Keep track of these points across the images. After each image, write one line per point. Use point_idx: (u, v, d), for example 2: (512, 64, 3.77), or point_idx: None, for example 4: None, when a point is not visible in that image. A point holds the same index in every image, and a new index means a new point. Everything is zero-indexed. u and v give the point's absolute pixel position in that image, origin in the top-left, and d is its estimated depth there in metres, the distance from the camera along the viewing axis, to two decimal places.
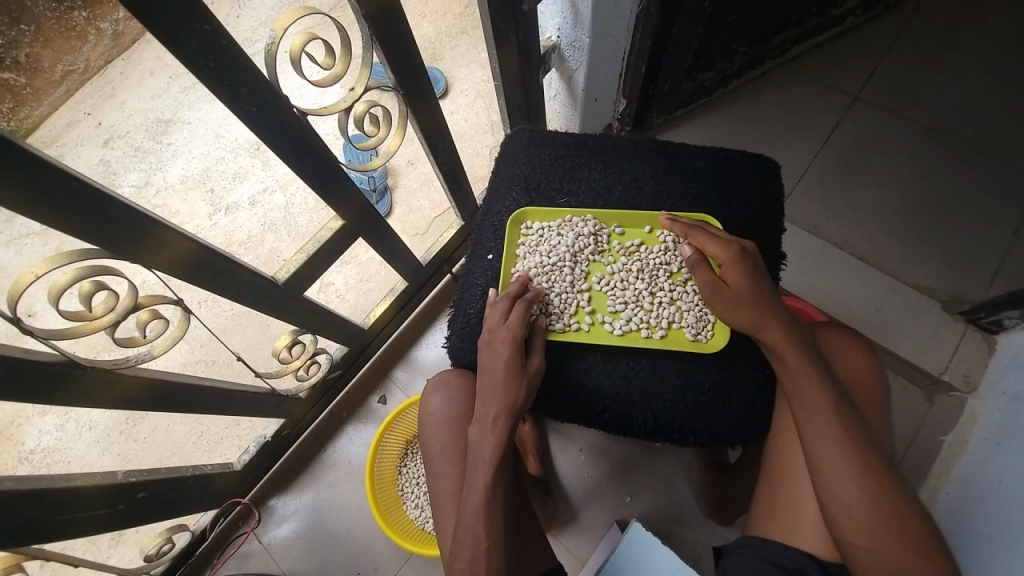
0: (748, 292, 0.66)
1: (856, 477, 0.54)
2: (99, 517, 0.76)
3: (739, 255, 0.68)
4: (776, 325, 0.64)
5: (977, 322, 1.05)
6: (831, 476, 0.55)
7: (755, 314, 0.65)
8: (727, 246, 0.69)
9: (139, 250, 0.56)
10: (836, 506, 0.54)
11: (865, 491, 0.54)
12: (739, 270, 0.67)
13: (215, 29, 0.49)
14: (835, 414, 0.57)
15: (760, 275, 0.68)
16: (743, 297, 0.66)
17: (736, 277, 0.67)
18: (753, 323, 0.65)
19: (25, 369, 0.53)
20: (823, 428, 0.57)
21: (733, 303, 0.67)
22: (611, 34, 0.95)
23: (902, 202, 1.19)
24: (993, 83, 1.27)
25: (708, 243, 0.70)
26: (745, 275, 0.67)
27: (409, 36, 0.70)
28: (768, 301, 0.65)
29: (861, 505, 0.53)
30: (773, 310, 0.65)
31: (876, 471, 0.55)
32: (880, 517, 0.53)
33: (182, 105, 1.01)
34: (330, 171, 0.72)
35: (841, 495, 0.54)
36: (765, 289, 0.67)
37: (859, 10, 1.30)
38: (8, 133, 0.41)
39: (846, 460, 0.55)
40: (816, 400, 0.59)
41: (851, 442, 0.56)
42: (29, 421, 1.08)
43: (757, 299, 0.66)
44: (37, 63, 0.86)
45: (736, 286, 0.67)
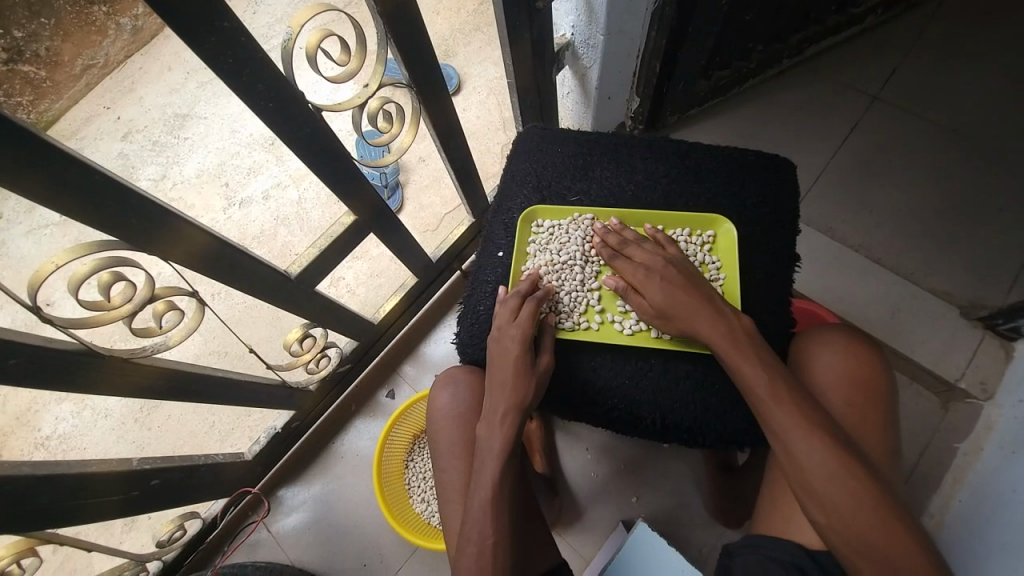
0: (670, 299, 0.68)
1: (829, 466, 0.52)
2: (113, 503, 0.78)
3: (654, 269, 0.70)
4: (706, 327, 0.65)
5: (995, 329, 1.02)
6: (802, 468, 0.53)
7: (682, 326, 0.67)
8: (638, 264, 0.71)
9: (156, 242, 0.58)
10: (814, 499, 0.52)
11: (840, 479, 0.52)
12: (656, 284, 0.69)
13: (233, 25, 0.49)
14: (795, 405, 0.56)
15: (675, 283, 0.69)
16: (666, 310, 0.68)
17: (652, 292, 0.69)
18: (683, 332, 0.67)
19: (45, 357, 0.55)
20: (786, 422, 0.56)
21: (660, 314, 0.69)
22: (625, 32, 0.95)
23: (920, 205, 1.16)
24: (1018, 85, 1.24)
25: (625, 264, 0.72)
26: (661, 289, 0.69)
27: (423, 33, 0.71)
28: (694, 306, 0.67)
29: (839, 495, 0.51)
30: (703, 312, 0.66)
31: (847, 457, 0.53)
32: (861, 506, 0.50)
33: (199, 100, 1.04)
34: (343, 167, 0.73)
35: (816, 486, 0.52)
36: (690, 291, 0.68)
37: (879, 9, 1.27)
38: (31, 125, 0.42)
39: (813, 449, 0.53)
40: (770, 392, 0.58)
41: (816, 427, 0.55)
42: (47, 408, 1.10)
43: (678, 309, 0.67)
44: (57, 57, 0.88)
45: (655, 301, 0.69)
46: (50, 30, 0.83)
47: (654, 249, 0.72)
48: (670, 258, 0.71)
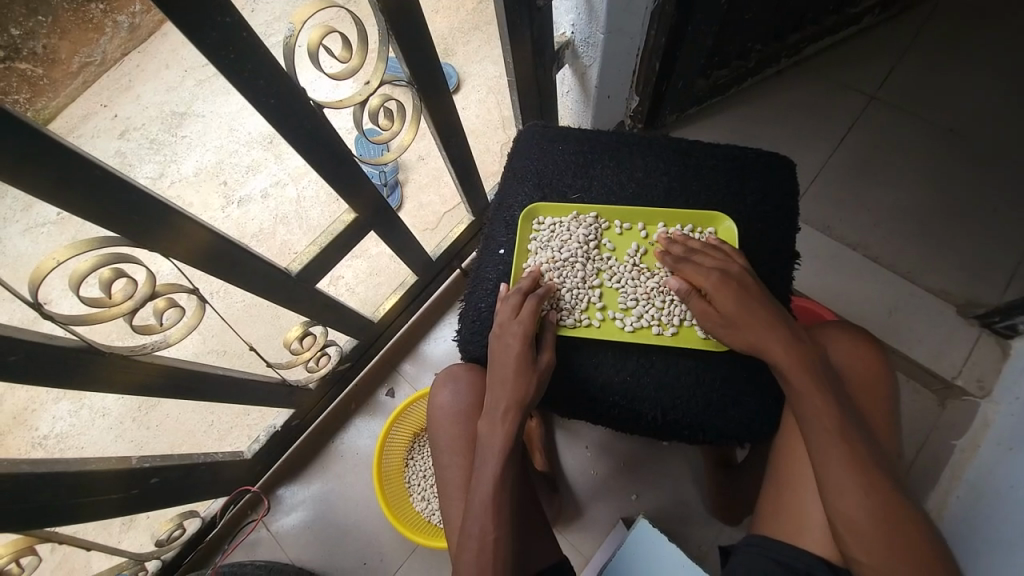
0: (738, 310, 0.66)
1: (866, 495, 0.53)
2: (113, 501, 0.78)
3: (724, 277, 0.69)
4: (774, 343, 0.63)
5: (992, 327, 1.03)
6: (837, 493, 0.54)
7: (751, 336, 0.65)
8: (709, 271, 0.70)
9: (156, 238, 0.57)
10: (843, 522, 0.54)
11: (872, 509, 0.53)
12: (726, 292, 0.67)
13: (236, 21, 0.49)
14: (841, 430, 0.57)
15: (750, 293, 0.67)
16: (739, 320, 0.66)
17: (723, 300, 0.67)
18: (749, 345, 0.65)
19: (45, 353, 0.55)
20: (829, 447, 0.56)
21: (728, 325, 0.67)
22: (625, 30, 0.95)
23: (918, 204, 1.17)
24: (1013, 85, 1.25)
25: (691, 272, 0.72)
26: (734, 297, 0.67)
27: (425, 31, 0.71)
28: (764, 318, 0.65)
29: (869, 524, 0.53)
30: (770, 327, 0.64)
31: (883, 487, 0.54)
32: (888, 536, 0.52)
33: (197, 99, 0.99)
34: (344, 164, 0.73)
35: (848, 513, 0.53)
36: (759, 306, 0.66)
37: (877, 9, 1.28)
38: (32, 121, 0.42)
39: (852, 477, 0.54)
40: (821, 418, 0.58)
41: (856, 454, 0.55)
42: (43, 407, 1.10)
43: (750, 318, 0.65)
44: (54, 55, 0.89)
45: (723, 309, 0.67)
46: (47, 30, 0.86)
47: (726, 257, 0.71)
48: (742, 267, 0.70)
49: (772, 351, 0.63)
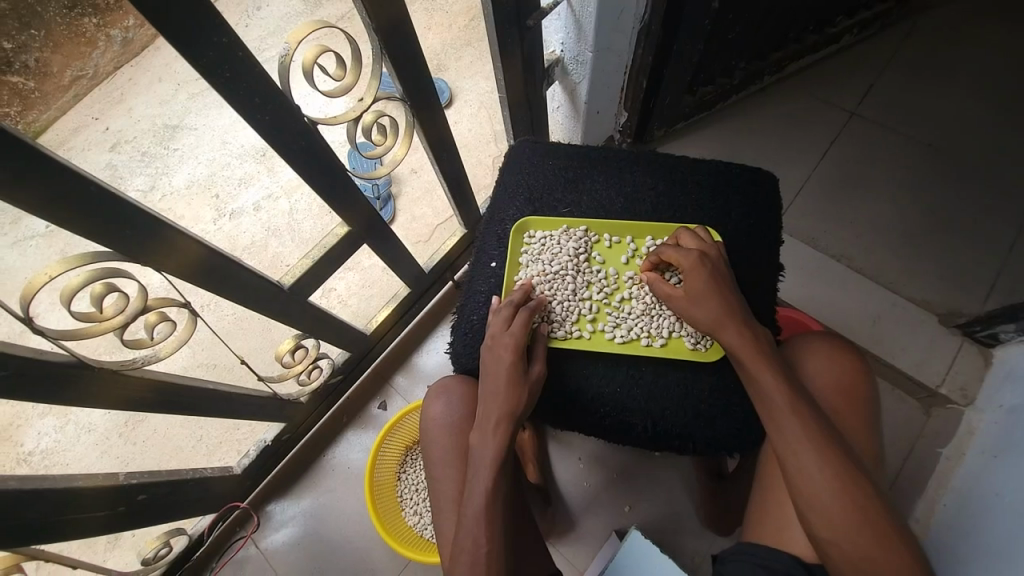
0: (704, 295, 0.68)
1: (828, 475, 0.54)
2: (99, 519, 0.77)
3: (702, 261, 0.69)
4: (736, 328, 0.65)
5: (974, 336, 1.05)
6: (801, 475, 0.55)
7: (712, 318, 0.66)
8: (688, 254, 0.70)
9: (148, 252, 0.58)
10: (806, 503, 0.54)
11: (842, 495, 0.53)
12: (701, 276, 0.68)
13: (232, 41, 0.50)
14: (803, 412, 0.58)
15: (719, 279, 0.69)
16: (705, 303, 0.67)
17: (694, 281, 0.68)
18: (710, 326, 0.66)
19: (36, 369, 0.54)
20: (792, 429, 0.57)
21: (693, 305, 0.68)
22: (613, 49, 0.98)
23: (899, 216, 1.20)
24: (987, 101, 1.29)
25: (670, 252, 0.71)
26: (706, 281, 0.68)
27: (417, 50, 0.72)
28: (727, 302, 0.67)
29: (839, 511, 0.53)
30: (734, 313, 0.66)
31: (852, 474, 0.54)
32: (859, 520, 0.52)
33: (190, 111, 0.95)
34: (339, 179, 0.74)
35: (810, 492, 0.54)
36: (726, 294, 0.67)
37: (856, 29, 1.32)
38: (29, 137, 0.43)
39: (814, 457, 0.55)
40: (779, 401, 0.59)
41: (819, 437, 0.56)
42: (28, 423, 1.08)
43: (715, 303, 0.67)
44: (46, 69, 0.77)
45: (688, 286, 0.69)
46: (39, 42, 0.70)
47: (709, 245, 0.72)
48: (719, 256, 0.71)
49: (733, 334, 0.65)
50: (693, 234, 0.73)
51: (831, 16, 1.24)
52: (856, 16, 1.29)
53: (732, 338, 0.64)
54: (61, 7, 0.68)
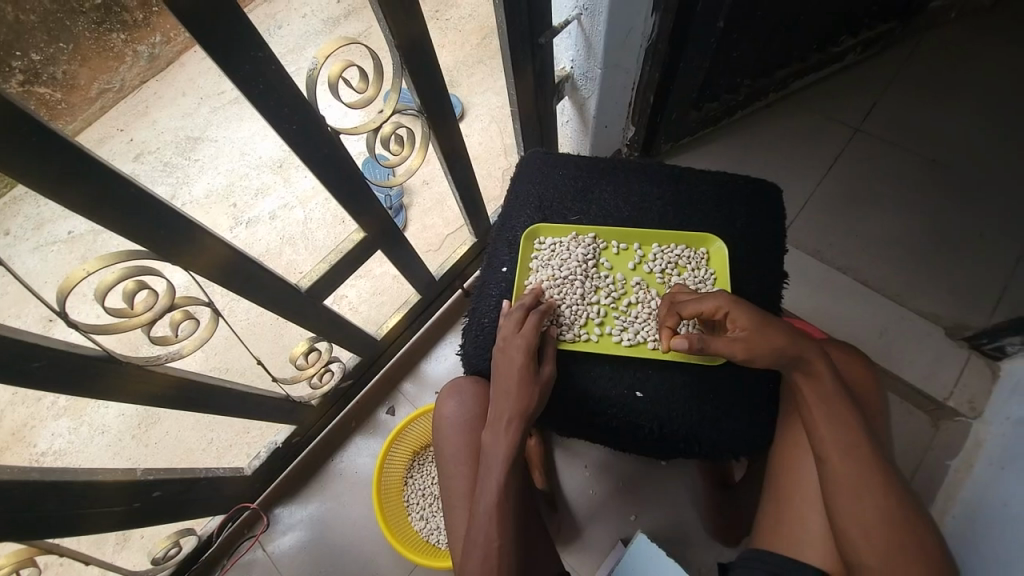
0: (762, 328, 0.65)
1: (868, 493, 0.56)
2: (115, 514, 0.78)
3: (732, 300, 0.69)
4: (802, 350, 0.64)
5: (981, 348, 1.06)
6: (842, 490, 0.57)
7: (785, 346, 0.64)
8: (715, 300, 0.69)
9: (180, 253, 0.61)
10: (844, 518, 0.56)
11: (885, 516, 0.54)
12: (743, 310, 0.67)
13: (267, 56, 0.54)
14: (847, 431, 0.60)
15: (756, 310, 0.68)
16: (768, 333, 0.65)
17: (744, 318, 0.67)
18: (783, 355, 0.64)
19: (68, 361, 0.57)
20: (836, 445, 0.59)
21: (755, 344, 0.65)
22: (621, 66, 1.01)
23: (902, 229, 1.22)
24: (990, 118, 1.31)
25: (695, 306, 0.71)
26: (751, 314, 0.67)
27: (435, 65, 0.76)
28: (780, 327, 0.65)
29: (879, 530, 0.54)
30: (792, 337, 0.65)
31: (890, 490, 0.56)
32: (895, 535, 0.54)
33: (212, 124, 0.89)
34: (357, 187, 0.77)
35: (850, 507, 0.56)
36: (772, 322, 0.66)
37: (860, 47, 1.35)
38: (78, 142, 0.46)
39: (855, 474, 0.57)
40: (823, 419, 0.61)
41: (862, 456, 0.58)
42: (42, 423, 1.07)
43: (770, 333, 0.65)
44: (73, 80, 0.63)
45: (753, 327, 0.66)
46: (68, 54, 0.60)
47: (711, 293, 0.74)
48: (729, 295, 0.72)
49: (802, 355, 0.64)
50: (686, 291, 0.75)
51: (834, 36, 1.28)
52: (859, 36, 1.32)
53: (808, 353, 0.64)
54: (90, 22, 0.60)
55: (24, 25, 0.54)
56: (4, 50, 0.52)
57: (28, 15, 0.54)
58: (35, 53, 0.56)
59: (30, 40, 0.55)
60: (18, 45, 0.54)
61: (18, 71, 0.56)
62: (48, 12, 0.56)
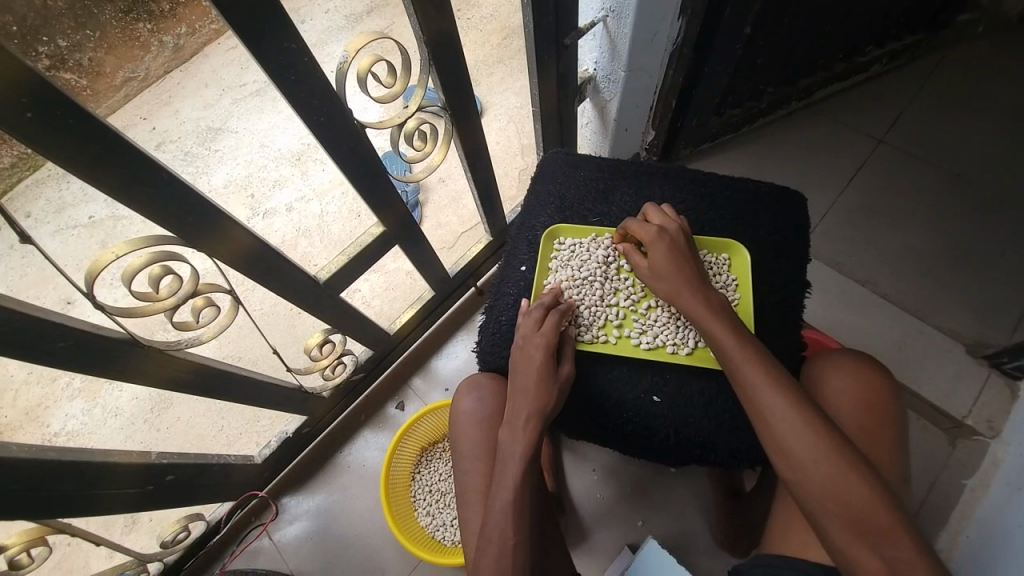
0: (665, 265, 0.72)
1: (813, 452, 0.56)
2: (129, 496, 0.80)
3: (664, 234, 0.73)
4: (690, 297, 0.69)
5: (1001, 368, 1.04)
6: (787, 454, 0.57)
7: (670, 287, 0.71)
8: (652, 227, 0.74)
9: (205, 240, 0.62)
10: (798, 484, 0.56)
11: (831, 473, 0.55)
12: (661, 248, 0.72)
13: (299, 48, 0.55)
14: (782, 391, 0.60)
15: (681, 252, 0.73)
16: (663, 273, 0.72)
17: (655, 253, 0.73)
18: (669, 294, 0.71)
19: (92, 342, 0.58)
20: (771, 405, 0.60)
21: (652, 275, 0.73)
22: (645, 70, 1.01)
23: (924, 243, 1.20)
24: (1018, 134, 1.29)
25: (635, 224, 0.75)
26: (665, 253, 0.72)
27: (461, 64, 0.76)
28: (685, 272, 0.71)
29: (827, 488, 0.54)
30: (691, 283, 0.70)
31: (835, 447, 0.56)
32: (842, 492, 0.54)
33: (233, 115, 0.84)
34: (380, 182, 0.78)
35: (799, 471, 0.56)
36: (686, 266, 0.72)
37: (885, 58, 1.34)
38: (114, 126, 0.47)
39: (795, 433, 0.57)
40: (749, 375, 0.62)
41: (802, 414, 0.58)
42: (56, 404, 1.03)
43: (674, 272, 0.71)
44: (99, 67, 0.62)
45: (657, 265, 0.72)
46: (94, 41, 0.60)
47: (671, 219, 0.76)
48: (680, 230, 0.75)
49: (687, 302, 0.69)
50: (658, 210, 0.77)
51: (860, 46, 1.26)
52: (885, 47, 1.31)
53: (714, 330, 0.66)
54: (116, 11, 0.61)
55: (52, 11, 0.53)
56: (31, 36, 0.51)
57: (56, 2, 0.53)
58: (62, 40, 0.55)
59: (55, 25, 0.54)
60: (46, 30, 0.52)
61: (44, 56, 0.54)
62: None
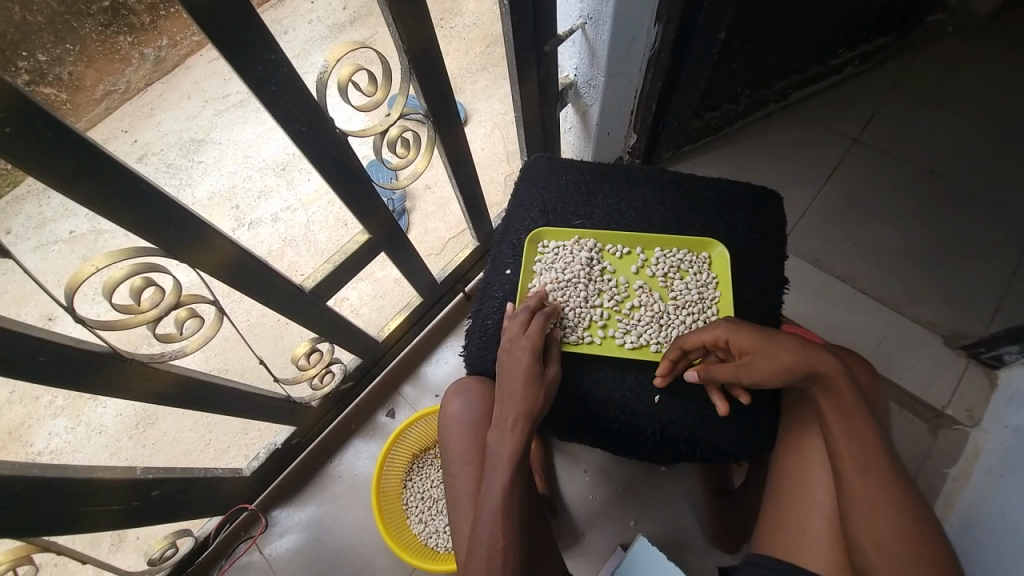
0: (762, 353, 0.65)
1: (885, 509, 0.55)
2: (114, 512, 0.78)
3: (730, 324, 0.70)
4: (789, 356, 0.63)
5: (978, 357, 1.07)
6: (857, 505, 0.56)
7: (786, 364, 0.63)
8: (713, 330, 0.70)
9: (188, 250, 0.61)
10: (864, 535, 0.55)
11: (900, 531, 0.54)
12: (741, 335, 0.67)
13: (279, 59, 0.55)
14: (870, 446, 0.58)
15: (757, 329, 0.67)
16: (768, 353, 0.65)
17: (743, 341, 0.67)
18: (789, 370, 0.63)
19: (72, 356, 0.57)
20: (853, 459, 0.58)
21: (761, 368, 0.65)
22: (624, 75, 1.03)
23: (901, 239, 1.23)
24: (987, 131, 1.33)
25: (695, 337, 0.71)
26: (749, 336, 0.67)
27: (442, 71, 0.77)
28: (783, 343, 0.64)
29: (892, 543, 0.53)
30: (788, 345, 0.64)
31: (904, 502, 0.55)
32: (909, 548, 0.53)
33: (216, 127, 0.85)
34: (363, 188, 0.78)
35: (867, 523, 0.55)
36: (777, 336, 0.66)
37: (857, 60, 1.38)
38: (95, 139, 0.47)
39: (872, 488, 0.56)
40: (845, 431, 0.60)
41: (880, 470, 0.57)
42: (39, 423, 1.05)
43: (771, 354, 0.64)
44: (80, 82, 0.61)
45: (752, 349, 0.66)
46: (74, 55, 0.58)
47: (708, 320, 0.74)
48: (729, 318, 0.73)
49: (823, 362, 0.63)
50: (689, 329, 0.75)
51: (833, 49, 1.30)
52: (857, 49, 1.34)
53: (823, 365, 0.63)
54: (98, 24, 0.59)
55: (32, 26, 0.53)
56: (11, 50, 0.51)
57: (35, 17, 0.53)
58: (41, 54, 0.54)
59: (37, 40, 0.54)
60: (25, 45, 0.52)
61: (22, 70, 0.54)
62: (55, 12, 0.54)
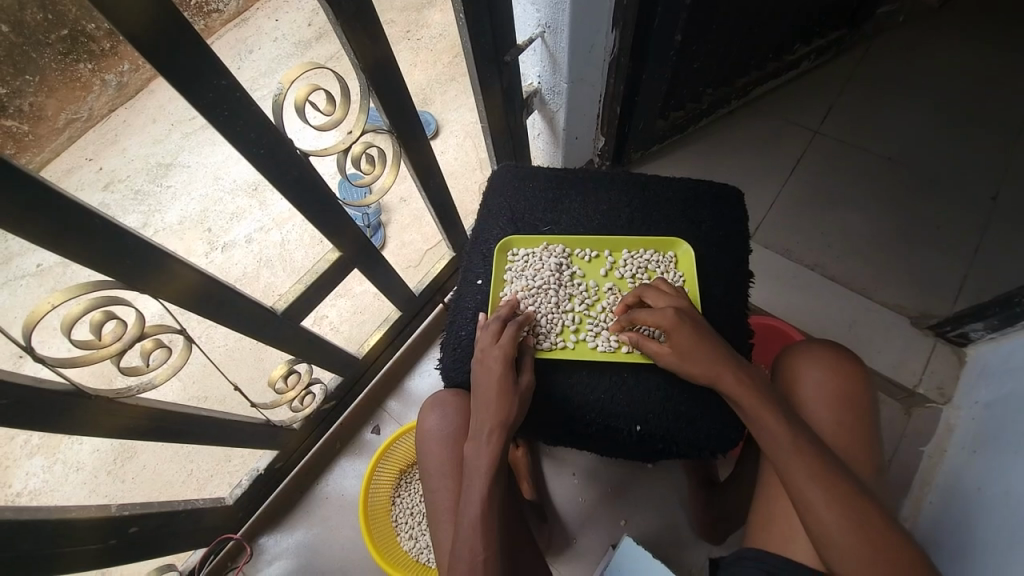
0: (689, 353, 0.68)
1: (831, 505, 0.56)
2: (91, 552, 0.76)
3: (679, 313, 0.71)
4: (727, 376, 0.66)
5: (946, 336, 1.10)
6: (809, 504, 0.57)
7: (705, 369, 0.67)
8: (666, 309, 0.71)
9: (148, 280, 0.60)
10: (820, 534, 0.56)
11: (847, 523, 0.55)
12: (681, 331, 0.69)
13: (231, 84, 0.55)
14: (806, 449, 0.60)
15: (700, 332, 0.69)
16: (692, 357, 0.68)
17: (678, 338, 0.69)
18: (703, 375, 0.67)
19: (33, 396, 0.56)
20: (795, 463, 0.59)
21: (677, 360, 0.69)
22: (586, 81, 1.04)
23: (866, 226, 1.26)
24: (940, 116, 1.38)
25: (648, 313, 0.72)
26: (689, 334, 0.69)
27: (403, 86, 0.78)
28: (711, 355, 0.67)
29: (841, 537, 0.55)
30: (718, 363, 0.67)
31: (847, 494, 0.57)
32: (859, 538, 0.55)
33: (183, 150, 0.91)
34: (329, 206, 0.77)
35: (821, 521, 0.56)
36: (705, 350, 0.68)
37: (813, 55, 1.42)
38: (41, 176, 0.46)
39: (820, 487, 0.57)
40: (783, 438, 0.61)
41: (820, 469, 0.58)
42: (16, 463, 1.04)
43: (700, 356, 0.68)
44: (40, 112, 0.68)
45: (681, 347, 0.69)
46: (34, 86, 0.64)
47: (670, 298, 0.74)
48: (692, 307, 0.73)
49: (729, 382, 0.66)
50: (655, 291, 0.75)
51: (788, 45, 1.34)
52: (811, 44, 1.39)
53: (734, 378, 0.66)
54: (58, 52, 0.60)
55: None
56: None
57: None
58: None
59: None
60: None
61: None
62: (14, 46, 0.57)
